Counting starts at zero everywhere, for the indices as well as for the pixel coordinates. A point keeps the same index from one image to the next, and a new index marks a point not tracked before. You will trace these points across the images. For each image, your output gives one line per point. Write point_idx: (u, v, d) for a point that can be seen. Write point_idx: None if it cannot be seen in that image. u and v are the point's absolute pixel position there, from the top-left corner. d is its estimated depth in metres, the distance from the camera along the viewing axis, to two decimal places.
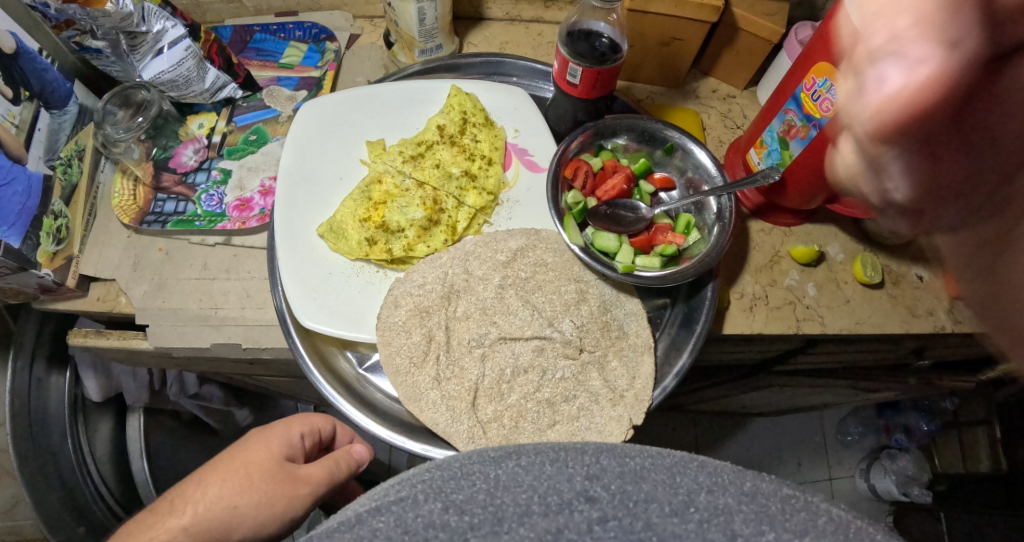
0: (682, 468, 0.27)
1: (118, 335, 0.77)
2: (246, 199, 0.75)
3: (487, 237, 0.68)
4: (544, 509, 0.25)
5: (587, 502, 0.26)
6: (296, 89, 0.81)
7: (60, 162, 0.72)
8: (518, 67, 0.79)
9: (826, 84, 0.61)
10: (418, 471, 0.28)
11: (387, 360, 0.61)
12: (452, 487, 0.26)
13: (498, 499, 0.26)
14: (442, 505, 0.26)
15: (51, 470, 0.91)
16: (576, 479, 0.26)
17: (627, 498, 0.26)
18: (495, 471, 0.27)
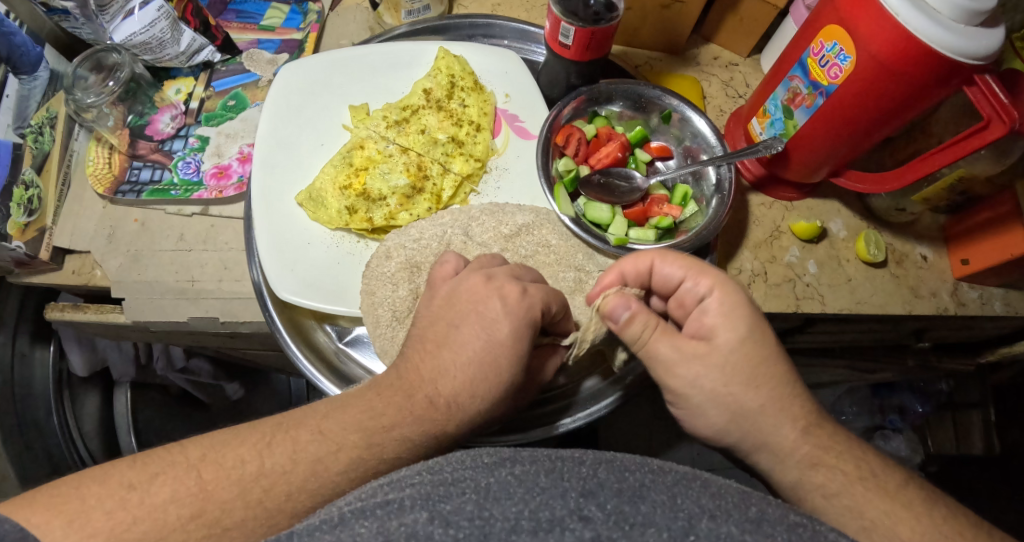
0: (680, 491, 0.33)
1: (95, 309, 0.74)
2: (224, 166, 0.71)
3: (493, 205, 0.65)
4: (533, 527, 0.30)
5: (579, 521, 0.31)
6: (277, 53, 0.76)
7: (30, 129, 0.71)
8: (509, 29, 0.74)
9: (836, 47, 0.57)
10: (412, 476, 0.35)
11: (369, 309, 0.59)
12: (441, 499, 0.32)
13: (489, 513, 0.31)
14: (427, 515, 0.31)
15: (37, 444, 0.90)
16: (572, 498, 0.32)
17: (625, 519, 0.31)
18: (489, 478, 0.34)
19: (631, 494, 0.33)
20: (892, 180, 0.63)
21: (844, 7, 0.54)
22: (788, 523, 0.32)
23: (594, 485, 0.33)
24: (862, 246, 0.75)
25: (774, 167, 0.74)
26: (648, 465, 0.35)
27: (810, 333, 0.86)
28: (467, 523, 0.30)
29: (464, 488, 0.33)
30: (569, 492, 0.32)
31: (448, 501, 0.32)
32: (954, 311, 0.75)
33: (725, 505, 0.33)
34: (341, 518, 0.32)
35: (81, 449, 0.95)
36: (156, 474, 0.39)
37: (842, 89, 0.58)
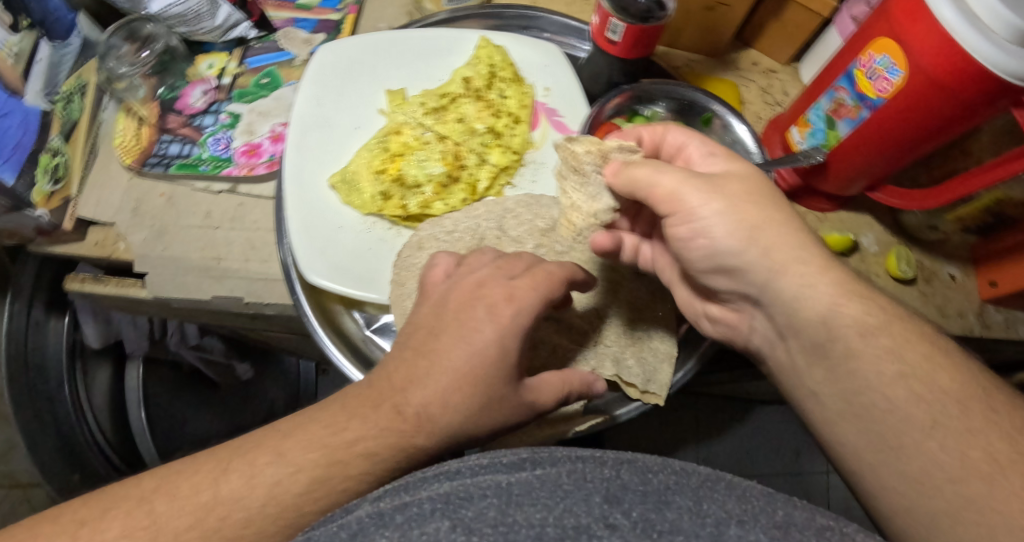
0: (707, 496, 0.33)
1: (116, 282, 0.73)
2: (255, 144, 0.70)
3: (529, 198, 0.64)
4: (558, 534, 0.31)
5: (605, 529, 0.31)
6: (314, 33, 0.75)
7: (60, 96, 0.69)
8: (551, 23, 0.74)
9: (887, 61, 0.55)
10: (427, 477, 0.36)
11: (398, 302, 0.58)
12: (463, 506, 0.33)
13: (511, 519, 0.32)
14: (449, 523, 0.31)
15: (47, 416, 0.89)
16: (596, 506, 0.32)
17: (652, 525, 0.31)
18: (511, 483, 0.34)
19: (655, 500, 0.33)
20: (929, 199, 0.63)
21: (898, 20, 0.53)
22: (817, 527, 0.31)
23: (618, 490, 0.33)
24: (893, 262, 0.74)
25: (811, 178, 0.72)
26: (669, 467, 0.35)
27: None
28: (491, 529, 0.31)
29: (487, 491, 0.33)
30: (594, 498, 0.33)
31: (468, 507, 0.33)
32: (980, 333, 0.73)
33: (749, 510, 0.32)
34: (360, 526, 0.33)
35: (91, 422, 0.95)
36: (108, 508, 0.39)
37: (891, 101, 0.57)
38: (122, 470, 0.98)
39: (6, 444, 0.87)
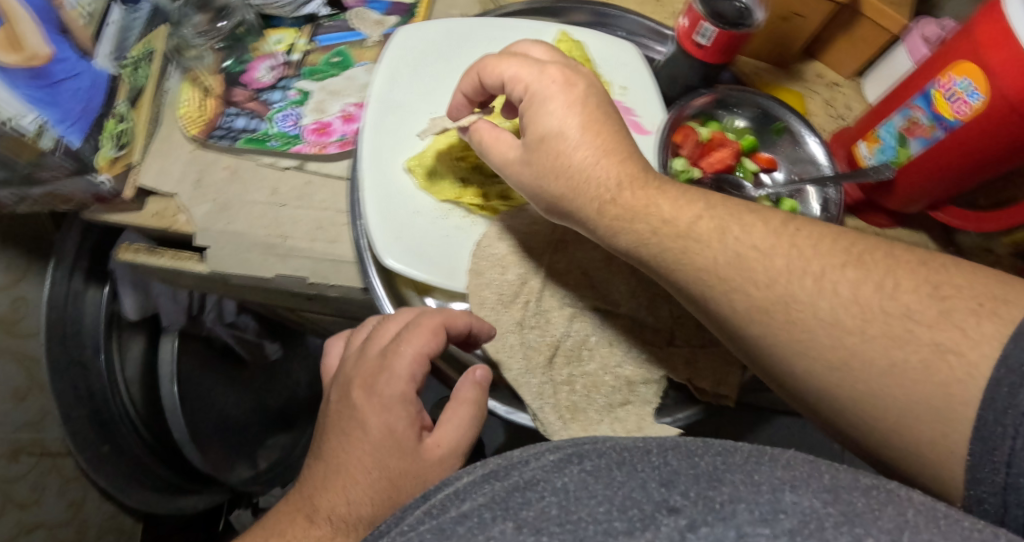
0: (756, 468, 0.30)
1: (171, 254, 0.72)
2: (326, 123, 0.69)
3: None
4: (626, 527, 0.28)
5: (670, 514, 0.28)
6: (386, 14, 0.74)
7: (128, 62, 0.68)
8: (627, 22, 0.74)
9: (968, 84, 0.56)
10: (475, 485, 0.34)
11: (476, 291, 0.60)
12: (520, 506, 0.30)
13: (575, 516, 0.29)
14: (513, 524, 0.29)
15: (81, 385, 0.88)
16: (653, 489, 0.30)
17: (711, 500, 0.28)
18: (561, 480, 0.31)
19: (708, 478, 0.30)
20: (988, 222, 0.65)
21: (982, 46, 0.53)
22: (864, 486, 0.29)
23: (669, 473, 0.31)
24: None
25: (874, 194, 0.73)
26: (711, 448, 0.33)
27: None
28: (558, 528, 0.28)
29: (541, 490, 0.31)
30: (649, 483, 0.30)
31: (528, 507, 0.30)
32: None
33: (801, 475, 0.30)
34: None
35: (123, 394, 0.94)
36: None
37: (967, 125, 0.58)
38: (145, 443, 0.97)
39: (40, 412, 0.86)
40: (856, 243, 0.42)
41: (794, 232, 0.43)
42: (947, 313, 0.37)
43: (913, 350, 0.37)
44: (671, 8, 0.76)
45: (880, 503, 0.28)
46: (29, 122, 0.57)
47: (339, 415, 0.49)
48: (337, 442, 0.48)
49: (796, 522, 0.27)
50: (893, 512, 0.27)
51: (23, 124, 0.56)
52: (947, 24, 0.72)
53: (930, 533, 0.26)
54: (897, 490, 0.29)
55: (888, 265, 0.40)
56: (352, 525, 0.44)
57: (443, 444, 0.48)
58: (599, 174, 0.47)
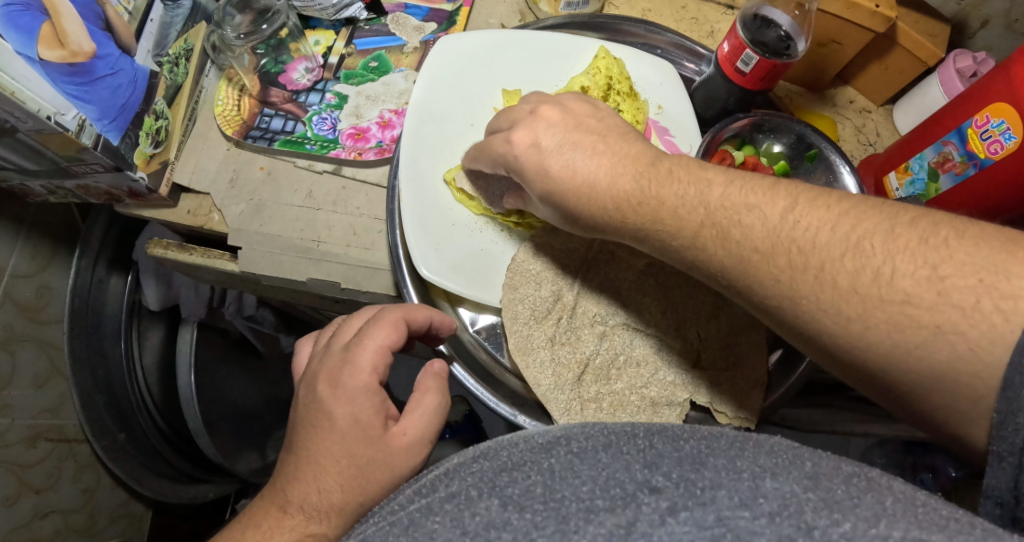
0: (739, 455, 0.31)
1: (202, 252, 0.73)
2: (362, 128, 0.69)
3: None
4: (608, 505, 0.29)
5: (651, 494, 0.29)
6: (425, 21, 0.74)
7: (168, 58, 0.67)
8: (665, 40, 0.74)
9: (1005, 124, 0.57)
10: (470, 466, 0.35)
11: (509, 304, 0.61)
12: (508, 485, 0.32)
13: (559, 495, 0.30)
14: (500, 502, 0.31)
15: (99, 371, 0.89)
16: (636, 471, 0.31)
17: (692, 484, 0.29)
18: (550, 463, 0.33)
19: (691, 462, 0.31)
20: None
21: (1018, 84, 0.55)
22: (844, 475, 0.29)
23: (653, 456, 0.32)
24: None
25: None
26: (697, 435, 0.34)
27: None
28: (542, 505, 0.30)
29: (528, 472, 0.33)
30: (632, 464, 0.31)
31: (515, 486, 0.32)
32: None
33: (781, 463, 0.30)
34: (410, 520, 0.31)
35: (141, 382, 0.94)
36: None
37: (1000, 164, 0.58)
38: (163, 431, 0.98)
39: (59, 397, 0.86)
40: (857, 220, 0.36)
41: (793, 224, 0.38)
42: (947, 292, 0.32)
43: (912, 334, 0.33)
44: (706, 29, 0.77)
45: (859, 491, 0.28)
46: (70, 118, 0.56)
47: (306, 407, 0.48)
48: (303, 434, 0.47)
49: (775, 506, 0.28)
50: (872, 500, 0.28)
51: (64, 122, 0.55)
52: (982, 57, 0.73)
53: (906, 519, 0.26)
54: (876, 478, 0.30)
55: (886, 250, 0.35)
56: (323, 512, 0.44)
57: (409, 432, 0.47)
58: (612, 198, 0.45)
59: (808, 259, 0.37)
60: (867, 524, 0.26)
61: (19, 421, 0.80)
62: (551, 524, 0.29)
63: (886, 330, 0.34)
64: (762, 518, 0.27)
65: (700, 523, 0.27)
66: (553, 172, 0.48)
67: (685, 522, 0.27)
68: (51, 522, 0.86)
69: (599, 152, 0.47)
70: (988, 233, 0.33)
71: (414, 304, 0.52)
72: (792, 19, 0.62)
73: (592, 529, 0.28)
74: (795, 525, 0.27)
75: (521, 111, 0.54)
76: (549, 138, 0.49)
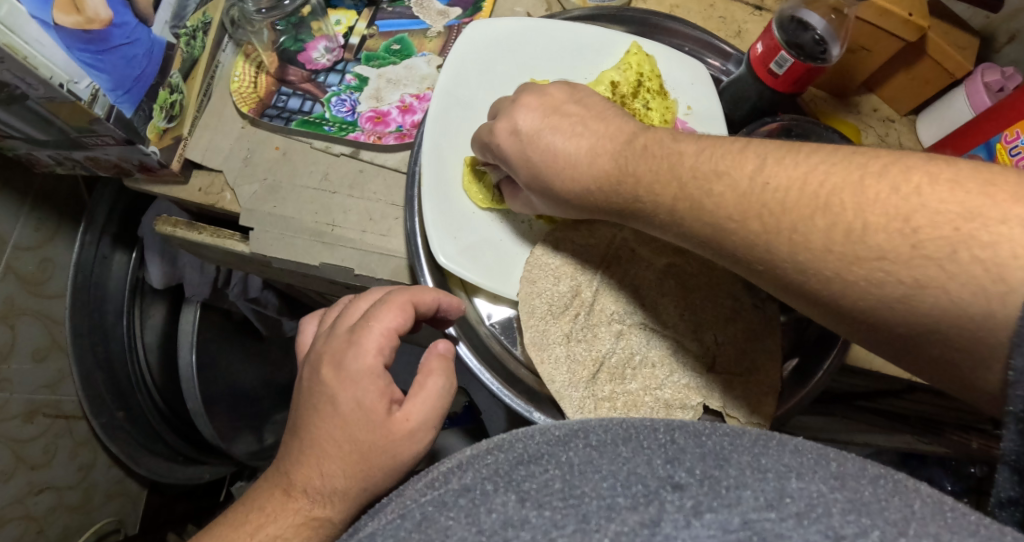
0: (763, 452, 0.30)
1: (212, 231, 0.72)
2: (382, 112, 0.68)
3: None
4: (630, 503, 0.28)
5: (674, 491, 0.28)
6: (450, 5, 0.72)
7: (185, 31, 0.65)
8: (691, 38, 0.73)
9: None
10: (484, 455, 0.34)
11: (526, 298, 0.59)
12: (524, 478, 0.30)
13: (580, 490, 0.29)
14: (516, 498, 0.29)
15: (100, 349, 0.87)
16: (657, 465, 0.30)
17: (716, 483, 0.28)
18: (568, 455, 0.31)
19: (715, 458, 0.30)
20: None
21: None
22: (871, 475, 0.29)
23: (675, 450, 0.31)
24: None
25: None
26: (719, 429, 0.33)
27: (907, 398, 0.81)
28: (563, 503, 0.28)
29: (545, 464, 0.31)
30: (654, 459, 0.30)
31: (532, 479, 0.30)
32: None
33: (807, 463, 0.29)
34: (423, 514, 0.30)
35: (141, 361, 0.93)
36: None
37: None
38: (162, 411, 0.96)
39: (58, 373, 0.84)
40: (826, 176, 0.34)
41: (762, 187, 0.36)
42: (920, 247, 0.30)
43: (890, 290, 0.31)
44: (734, 28, 0.76)
45: (887, 493, 0.28)
46: (84, 87, 0.54)
47: (310, 390, 0.45)
48: (307, 417, 0.45)
49: (802, 506, 0.27)
50: (900, 504, 0.27)
51: (76, 90, 0.54)
52: (1011, 71, 0.72)
53: (937, 523, 0.26)
54: (903, 480, 0.29)
55: (856, 204, 0.32)
56: (327, 496, 0.42)
57: (411, 418, 0.44)
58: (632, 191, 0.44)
59: (780, 221, 0.35)
60: (897, 528, 0.25)
61: (17, 395, 0.78)
62: (572, 523, 0.28)
63: (868, 288, 0.32)
64: (789, 521, 0.26)
65: (724, 527, 0.26)
66: (534, 158, 0.50)
67: (710, 525, 0.26)
68: (45, 498, 0.84)
69: (577, 133, 0.48)
70: (965, 172, 0.30)
71: (422, 287, 0.50)
72: (827, 22, 0.61)
73: (614, 527, 0.27)
74: (821, 530, 0.26)
75: (506, 100, 0.55)
76: (581, 130, 0.48)
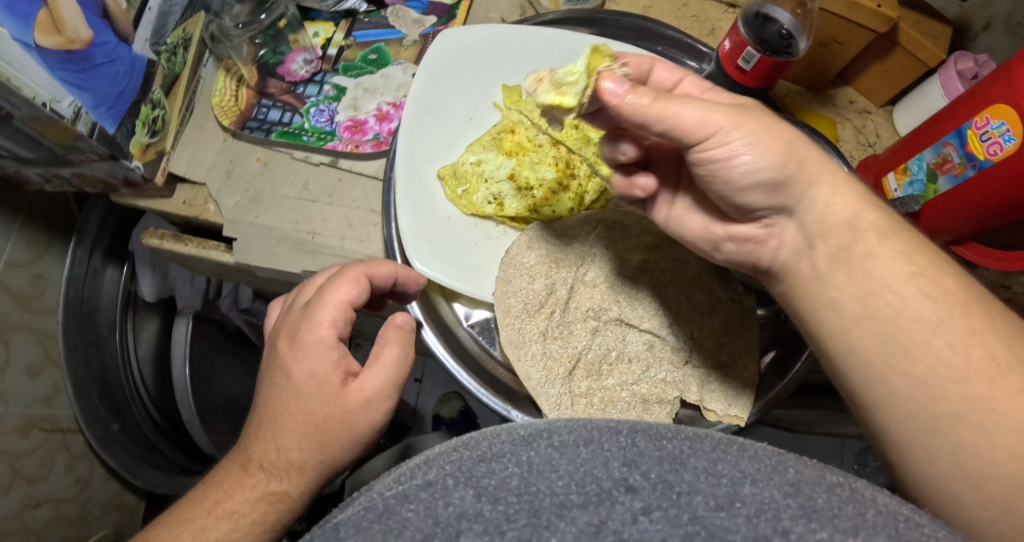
0: (720, 457, 0.30)
1: (197, 243, 0.73)
2: (360, 121, 0.69)
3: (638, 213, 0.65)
4: (582, 501, 0.28)
5: (626, 492, 0.28)
6: (425, 14, 0.74)
7: (166, 48, 0.67)
8: (666, 37, 0.73)
9: (1004, 126, 0.55)
10: (449, 452, 0.33)
11: (501, 297, 0.60)
12: (483, 473, 0.30)
13: (535, 488, 0.29)
14: (474, 493, 0.29)
15: (94, 362, 0.89)
16: (614, 467, 0.30)
17: (669, 487, 0.29)
18: (528, 455, 0.31)
19: (671, 461, 0.30)
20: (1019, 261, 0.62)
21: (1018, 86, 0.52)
22: (828, 484, 0.29)
23: (634, 453, 0.30)
24: None
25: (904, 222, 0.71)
26: (681, 433, 0.32)
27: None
28: (516, 498, 0.29)
29: (506, 462, 0.31)
30: (611, 462, 0.30)
31: (492, 475, 0.30)
32: None
33: (763, 469, 0.30)
34: (384, 506, 0.30)
35: (135, 373, 0.94)
36: None
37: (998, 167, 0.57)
38: (157, 422, 0.97)
39: (53, 387, 0.85)
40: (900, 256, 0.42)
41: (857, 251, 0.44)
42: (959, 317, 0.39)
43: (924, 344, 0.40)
44: (708, 26, 0.77)
45: (840, 501, 0.28)
46: (66, 106, 0.56)
47: (267, 363, 0.48)
48: (265, 389, 0.48)
49: (752, 511, 0.28)
50: (853, 512, 0.28)
51: (59, 109, 0.55)
52: (984, 58, 0.73)
53: (884, 533, 0.27)
54: (861, 489, 0.30)
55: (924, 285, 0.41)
56: (283, 470, 0.46)
57: (365, 388, 0.47)
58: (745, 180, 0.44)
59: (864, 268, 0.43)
60: (843, 535, 0.26)
61: (13, 411, 0.79)
62: (524, 519, 0.28)
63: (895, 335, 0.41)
64: (740, 520, 0.27)
65: (673, 522, 0.27)
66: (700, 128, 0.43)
67: (658, 520, 0.27)
68: (43, 511, 0.85)
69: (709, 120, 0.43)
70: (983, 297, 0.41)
71: (374, 259, 0.52)
72: (793, 17, 0.62)
73: (564, 527, 0.27)
74: (771, 528, 0.27)
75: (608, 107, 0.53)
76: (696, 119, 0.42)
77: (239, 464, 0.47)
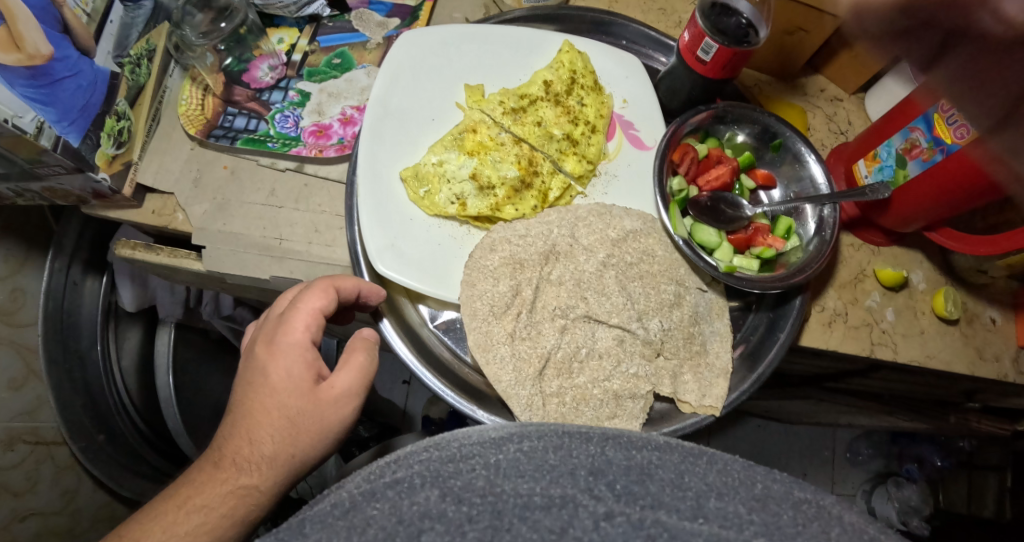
0: (688, 469, 0.31)
1: (169, 251, 0.73)
2: (325, 125, 0.69)
3: (601, 207, 0.65)
4: (545, 504, 0.29)
5: (591, 498, 0.29)
6: (389, 17, 0.74)
7: (129, 60, 0.66)
8: (630, 31, 0.73)
9: None
10: (418, 450, 0.32)
11: (467, 301, 0.60)
12: (450, 474, 0.30)
13: (499, 490, 0.29)
14: (439, 494, 0.29)
15: (78, 375, 0.89)
16: (581, 476, 0.30)
17: (634, 497, 0.29)
18: (496, 457, 0.31)
19: (638, 472, 0.30)
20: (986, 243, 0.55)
21: None
22: (794, 500, 0.30)
23: (602, 462, 0.31)
24: (940, 302, 0.64)
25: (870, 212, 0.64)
26: (652, 442, 0.33)
27: (866, 380, 0.78)
28: (479, 499, 0.29)
29: (474, 463, 0.31)
30: (578, 470, 0.30)
31: (458, 477, 0.30)
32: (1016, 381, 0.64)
33: (730, 482, 0.30)
34: (351, 503, 0.30)
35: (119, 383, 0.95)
36: None
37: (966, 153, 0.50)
38: (142, 432, 0.98)
39: (36, 400, 0.86)
40: None
41: None
42: None
43: None
44: (674, 19, 0.75)
45: (806, 519, 0.29)
46: (28, 121, 0.56)
47: (245, 366, 0.49)
48: (241, 389, 0.48)
49: (715, 526, 0.28)
50: (817, 529, 0.28)
51: (22, 124, 0.55)
52: None
53: None
54: (829, 507, 0.30)
55: None
56: (253, 464, 0.46)
57: (336, 386, 0.48)
58: None
59: None
60: None
61: None
62: (485, 520, 0.28)
63: None
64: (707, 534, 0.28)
65: (635, 526, 0.28)
66: None
67: (620, 525, 0.28)
68: (30, 524, 0.87)
69: None
70: None
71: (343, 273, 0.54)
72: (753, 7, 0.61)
73: (525, 528, 0.28)
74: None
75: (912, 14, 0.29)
76: None
77: (210, 460, 0.47)
